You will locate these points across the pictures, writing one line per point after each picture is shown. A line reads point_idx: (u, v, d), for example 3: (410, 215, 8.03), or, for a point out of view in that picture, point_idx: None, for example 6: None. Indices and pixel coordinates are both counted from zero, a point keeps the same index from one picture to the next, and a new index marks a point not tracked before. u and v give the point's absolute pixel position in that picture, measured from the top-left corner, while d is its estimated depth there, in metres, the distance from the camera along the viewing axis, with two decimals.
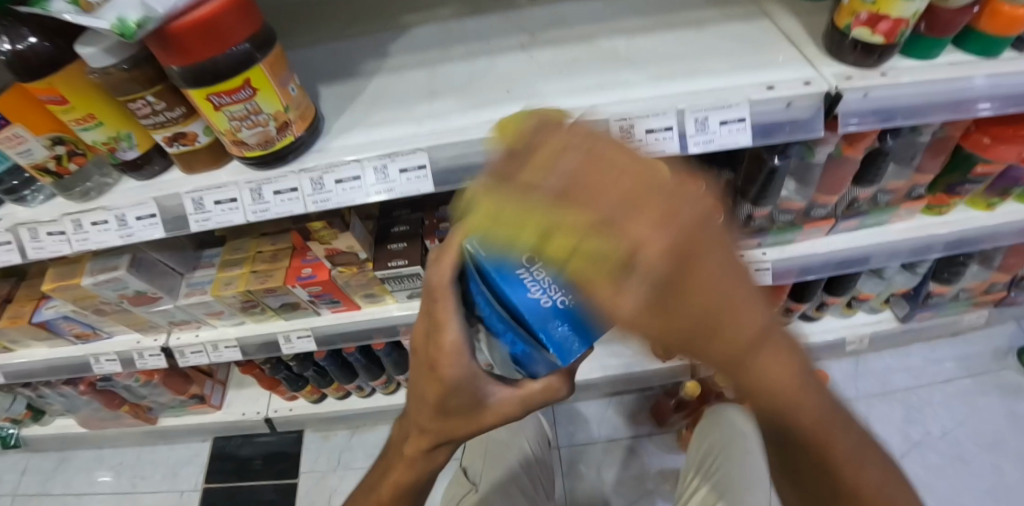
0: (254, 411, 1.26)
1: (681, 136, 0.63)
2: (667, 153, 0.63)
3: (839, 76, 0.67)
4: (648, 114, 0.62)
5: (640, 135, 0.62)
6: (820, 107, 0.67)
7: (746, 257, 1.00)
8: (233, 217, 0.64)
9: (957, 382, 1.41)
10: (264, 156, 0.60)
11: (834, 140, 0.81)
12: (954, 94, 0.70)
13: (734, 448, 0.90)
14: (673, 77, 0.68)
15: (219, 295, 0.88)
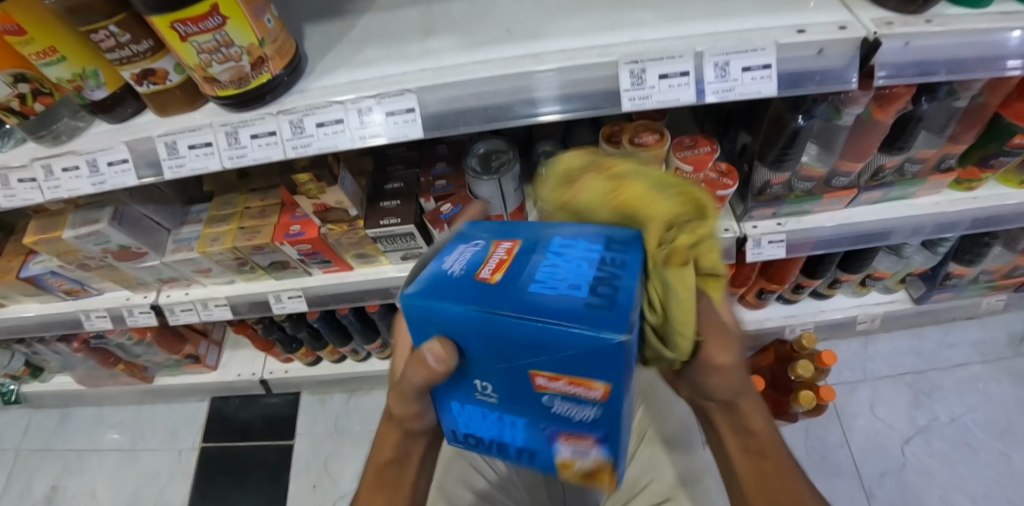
0: (250, 372, 1.24)
1: (697, 82, 0.56)
2: (681, 102, 0.56)
3: (879, 22, 0.57)
4: (661, 56, 0.56)
5: (652, 81, 0.55)
6: (854, 55, 0.58)
7: (760, 227, 0.94)
8: (209, 163, 0.59)
9: (971, 367, 1.36)
10: (239, 95, 0.55)
11: (866, 100, 0.71)
12: (982, 50, 0.58)
13: None
14: (693, 19, 0.61)
15: (206, 251, 0.85)
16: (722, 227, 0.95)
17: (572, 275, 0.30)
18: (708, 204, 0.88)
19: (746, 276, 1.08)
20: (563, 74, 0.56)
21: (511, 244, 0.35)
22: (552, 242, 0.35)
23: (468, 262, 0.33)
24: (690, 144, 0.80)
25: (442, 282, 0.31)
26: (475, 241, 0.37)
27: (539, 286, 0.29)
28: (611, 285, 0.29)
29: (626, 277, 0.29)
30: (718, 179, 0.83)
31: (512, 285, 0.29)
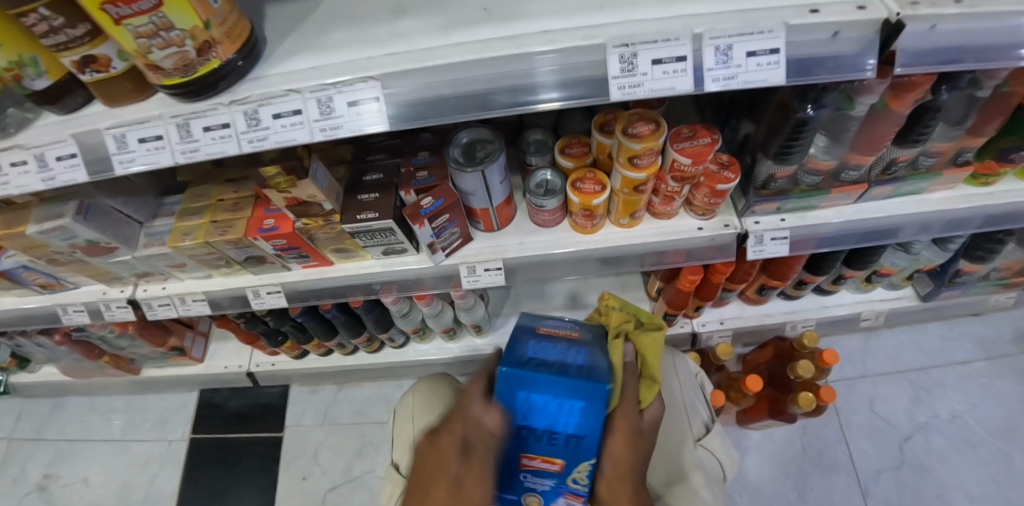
0: (236, 364, 1.22)
1: (696, 68, 0.50)
2: (677, 91, 0.50)
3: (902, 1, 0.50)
4: (655, 39, 0.49)
5: (644, 68, 0.49)
6: (873, 39, 0.51)
7: (762, 224, 0.89)
8: (160, 158, 0.55)
9: (973, 364, 1.32)
10: (186, 83, 0.50)
11: (881, 89, 0.64)
12: (998, 36, 0.51)
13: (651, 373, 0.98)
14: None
15: (178, 246, 0.81)
16: (721, 221, 0.89)
17: (557, 400, 0.59)
18: (708, 199, 0.83)
19: (746, 272, 1.03)
20: (546, 60, 0.50)
21: (562, 340, 0.70)
22: (581, 360, 0.64)
23: (548, 340, 0.68)
24: (690, 135, 0.75)
25: (525, 346, 0.66)
26: (557, 338, 0.70)
27: (543, 388, 0.59)
28: (566, 402, 0.59)
29: (577, 401, 0.59)
30: (718, 171, 0.79)
31: (541, 371, 0.60)
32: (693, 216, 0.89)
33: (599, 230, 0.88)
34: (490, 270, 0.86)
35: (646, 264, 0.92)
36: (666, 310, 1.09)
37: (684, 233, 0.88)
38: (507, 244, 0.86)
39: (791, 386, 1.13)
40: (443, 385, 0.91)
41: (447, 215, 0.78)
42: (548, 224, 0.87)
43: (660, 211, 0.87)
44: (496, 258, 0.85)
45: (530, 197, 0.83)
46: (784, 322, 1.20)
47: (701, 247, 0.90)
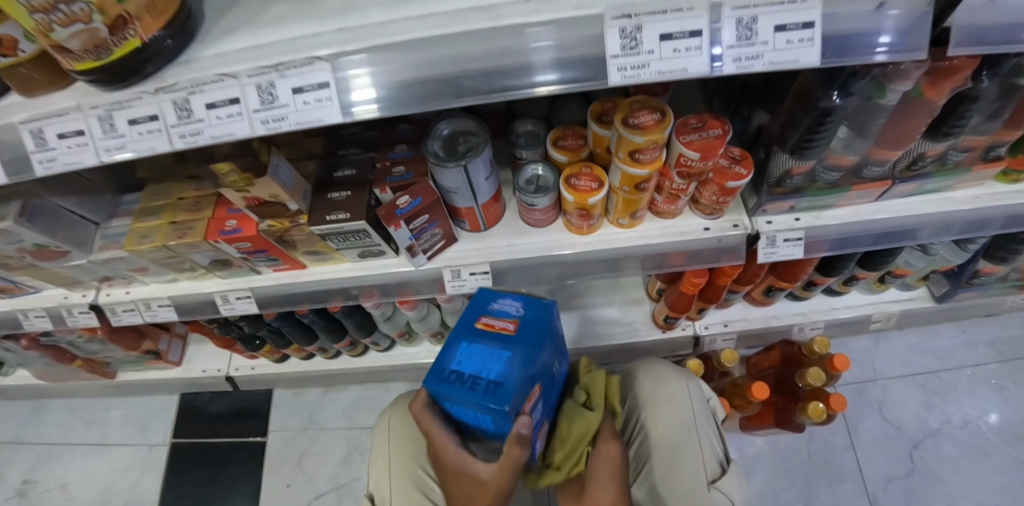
0: (215, 368, 1.16)
1: (711, 45, 0.42)
2: (690, 73, 0.42)
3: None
4: (664, 9, 0.41)
5: (650, 45, 0.41)
6: (925, 12, 0.42)
7: (775, 224, 0.81)
8: (84, 157, 0.47)
9: (985, 367, 1.24)
10: (103, 68, 0.42)
11: (919, 74, 0.54)
12: None
13: (656, 401, 0.83)
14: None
15: (134, 249, 0.74)
16: (731, 221, 0.81)
17: (471, 365, 0.55)
18: (716, 196, 0.75)
19: (754, 274, 0.95)
20: (540, 35, 0.42)
21: (494, 324, 0.61)
22: (498, 357, 0.55)
23: (496, 314, 0.63)
24: (698, 125, 0.67)
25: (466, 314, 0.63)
26: (502, 314, 0.62)
27: (454, 360, 0.57)
28: (468, 378, 0.54)
29: (477, 381, 0.53)
30: (728, 166, 0.71)
31: (456, 346, 0.58)
32: (699, 215, 0.81)
33: (596, 231, 0.80)
34: (476, 275, 0.79)
35: (647, 267, 0.85)
36: (668, 314, 1.02)
37: (690, 235, 0.80)
38: (494, 246, 0.79)
39: (799, 393, 1.05)
40: None
41: (427, 216, 0.70)
42: (541, 225, 0.79)
43: (663, 210, 0.79)
44: (482, 262, 0.78)
45: (520, 195, 0.75)
46: (792, 324, 1.12)
47: (707, 249, 0.82)
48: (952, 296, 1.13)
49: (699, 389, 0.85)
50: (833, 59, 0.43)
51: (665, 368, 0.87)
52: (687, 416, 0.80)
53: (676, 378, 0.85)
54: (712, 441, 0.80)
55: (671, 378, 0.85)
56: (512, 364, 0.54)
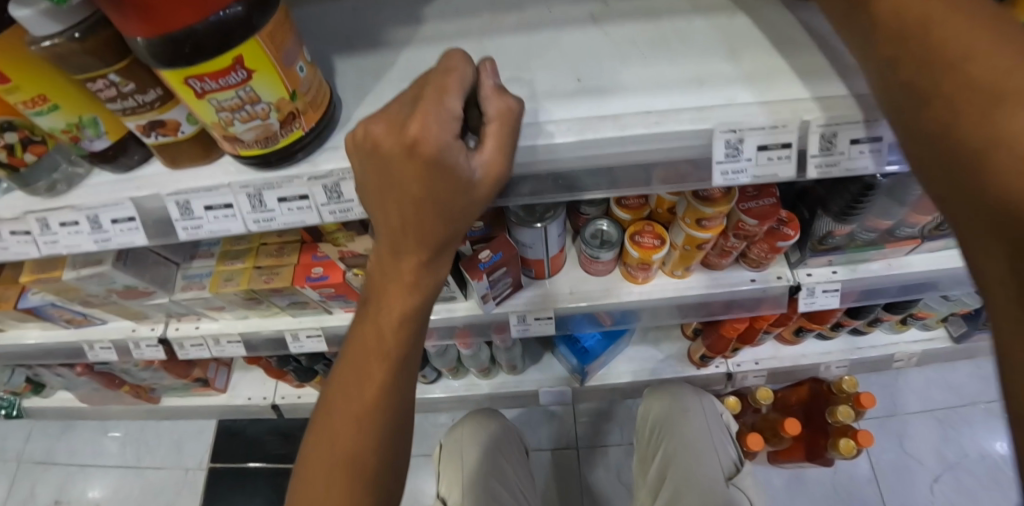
0: (261, 395, 1.19)
1: (799, 153, 0.48)
2: (780, 178, 0.48)
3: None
4: (764, 125, 0.46)
5: (749, 153, 0.47)
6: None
7: (814, 276, 0.87)
8: (230, 225, 0.53)
9: None
10: (263, 155, 0.47)
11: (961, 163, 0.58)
12: None
13: (676, 410, 0.98)
14: (796, 61, 0.51)
15: (218, 292, 0.76)
16: (774, 273, 0.88)
17: (594, 349, 1.02)
18: (764, 253, 0.81)
19: (787, 317, 1.02)
20: (640, 142, 0.47)
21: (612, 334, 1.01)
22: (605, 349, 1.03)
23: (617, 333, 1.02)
24: (754, 193, 0.72)
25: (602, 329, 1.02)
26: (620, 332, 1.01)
27: (588, 347, 1.01)
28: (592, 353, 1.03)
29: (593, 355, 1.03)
30: (777, 228, 0.77)
31: (592, 341, 1.01)
32: (746, 267, 0.87)
33: (651, 280, 0.86)
34: (540, 319, 0.85)
35: (694, 312, 0.91)
36: (705, 353, 1.09)
37: (738, 285, 0.86)
38: (558, 293, 0.84)
39: (827, 428, 1.14)
40: (482, 422, 1.03)
41: (504, 268, 0.75)
42: (600, 273, 0.84)
43: (714, 262, 0.85)
44: (548, 307, 0.83)
45: (585, 248, 0.81)
46: (819, 362, 1.19)
47: (754, 298, 0.88)
48: (968, 336, 1.20)
49: (711, 402, 1.01)
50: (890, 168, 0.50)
51: (680, 386, 1.04)
52: (699, 422, 0.96)
53: (690, 392, 1.02)
54: (725, 445, 0.94)
55: (685, 392, 1.02)
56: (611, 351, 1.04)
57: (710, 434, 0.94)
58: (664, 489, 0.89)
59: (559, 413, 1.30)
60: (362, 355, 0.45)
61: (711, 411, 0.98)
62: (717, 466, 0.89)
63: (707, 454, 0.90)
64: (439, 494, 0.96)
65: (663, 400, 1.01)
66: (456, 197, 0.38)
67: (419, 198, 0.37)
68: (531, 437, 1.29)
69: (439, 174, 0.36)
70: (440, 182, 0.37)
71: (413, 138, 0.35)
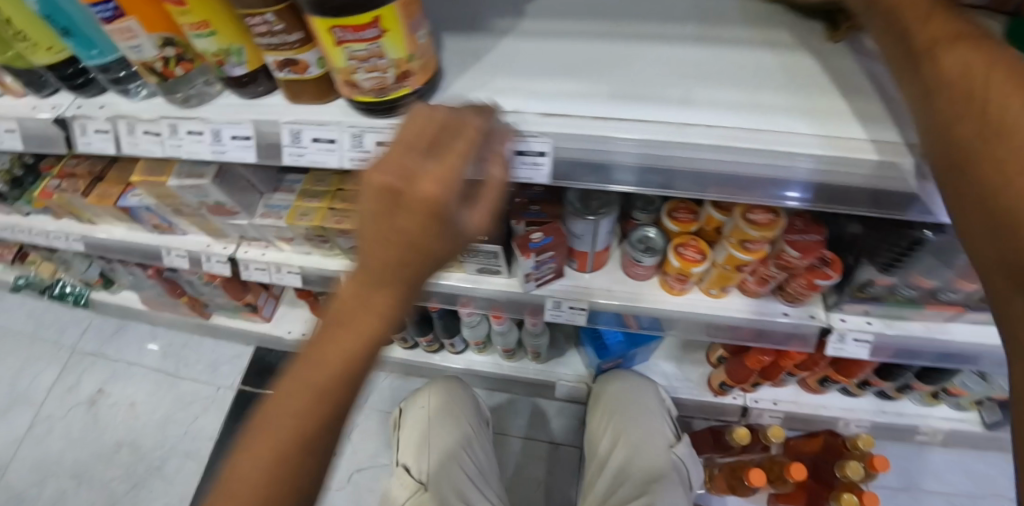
0: (300, 332, 1.29)
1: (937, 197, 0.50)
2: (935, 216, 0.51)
3: None
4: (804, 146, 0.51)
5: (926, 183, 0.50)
6: None
7: (848, 322, 0.88)
8: (327, 159, 0.58)
9: None
10: (374, 103, 0.53)
11: None
12: None
13: (626, 391, 1.01)
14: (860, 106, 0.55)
15: (293, 224, 0.84)
16: (807, 311, 0.89)
17: (613, 349, 1.05)
18: (802, 289, 0.83)
19: (815, 362, 1.03)
20: (703, 146, 0.52)
21: (634, 339, 1.04)
22: (625, 351, 1.06)
23: (640, 340, 1.04)
24: (802, 227, 0.75)
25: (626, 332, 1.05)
26: (643, 339, 1.04)
27: (606, 344, 1.05)
28: (610, 352, 1.06)
29: (612, 356, 1.07)
30: (818, 266, 0.79)
31: (613, 340, 1.05)
32: (780, 300, 0.90)
33: (686, 293, 0.89)
34: (573, 308, 0.89)
35: (719, 334, 0.94)
36: (724, 380, 1.13)
37: (771, 315, 0.88)
38: (595, 287, 0.89)
39: (833, 482, 1.11)
40: (450, 391, 1.08)
41: (551, 252, 0.80)
42: (638, 279, 0.88)
43: (750, 289, 0.88)
44: (584, 299, 0.88)
45: (630, 251, 0.85)
46: (838, 417, 1.20)
47: (781, 332, 0.90)
48: (1004, 426, 1.17)
49: (655, 388, 1.04)
50: (917, 215, 0.53)
51: (626, 369, 1.06)
52: (647, 399, 0.99)
53: (639, 377, 1.04)
54: (667, 422, 0.98)
55: (632, 375, 1.04)
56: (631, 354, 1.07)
57: (654, 411, 0.97)
58: (614, 458, 0.93)
59: (568, 413, 1.32)
60: (268, 429, 0.35)
61: (652, 389, 1.02)
62: (660, 436, 0.93)
63: (655, 430, 0.94)
64: (401, 462, 0.99)
65: (616, 379, 1.03)
66: (438, 241, 0.34)
67: (387, 244, 0.33)
68: (535, 429, 1.31)
69: (410, 210, 0.33)
70: (416, 222, 0.33)
71: (426, 198, 0.33)
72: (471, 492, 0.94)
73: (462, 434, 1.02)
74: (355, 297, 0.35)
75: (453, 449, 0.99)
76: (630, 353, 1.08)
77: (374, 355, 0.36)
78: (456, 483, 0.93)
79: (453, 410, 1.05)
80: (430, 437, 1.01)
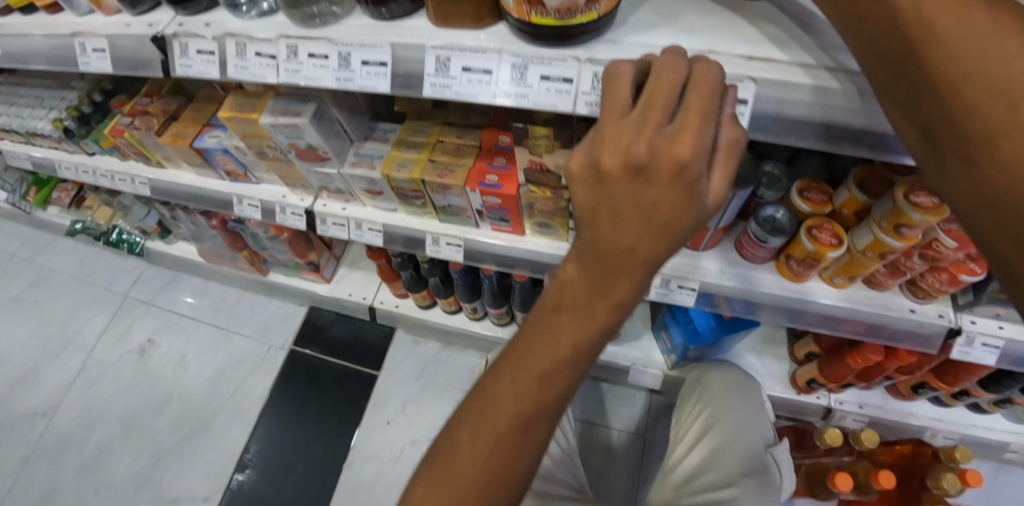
0: (361, 296, 1.24)
1: None
2: None
3: None
4: None
5: None
6: None
7: (980, 325, 0.79)
8: (480, 93, 0.50)
9: None
10: (552, 27, 0.45)
11: None
12: None
13: (728, 383, 0.98)
14: None
15: (391, 176, 0.78)
16: (936, 310, 0.81)
17: (705, 333, 0.97)
18: (941, 285, 0.75)
19: (918, 366, 0.97)
20: None
21: (730, 323, 0.96)
22: (719, 336, 0.98)
23: (738, 324, 0.96)
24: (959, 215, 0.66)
25: (720, 316, 0.97)
26: (741, 323, 0.96)
27: (698, 328, 0.98)
28: (702, 336, 0.98)
29: (704, 341, 0.99)
30: (966, 260, 0.71)
31: (706, 323, 0.97)
32: (907, 296, 0.82)
33: (807, 281, 0.82)
34: (683, 289, 0.83)
35: (835, 329, 0.85)
36: (813, 377, 1.06)
37: (895, 311, 0.81)
38: (707, 267, 0.83)
39: (920, 495, 1.05)
40: None
41: None
42: (756, 261, 0.82)
43: (879, 281, 0.81)
44: (698, 278, 0.82)
45: (754, 229, 0.78)
46: (927, 427, 1.13)
47: (904, 331, 0.82)
48: None
49: (760, 389, 1.00)
50: None
51: (733, 367, 1.03)
52: (750, 399, 0.95)
53: (743, 375, 1.01)
54: (766, 426, 0.93)
55: (737, 372, 1.01)
56: (724, 340, 1.00)
57: (755, 411, 0.93)
58: (704, 444, 0.90)
59: (634, 400, 1.26)
60: (514, 378, 0.41)
61: (755, 390, 0.97)
62: (758, 436, 0.89)
63: (751, 427, 0.90)
64: None
65: (718, 371, 1.01)
66: (684, 212, 0.33)
67: (629, 220, 0.34)
68: (597, 414, 1.25)
69: (661, 184, 0.32)
70: (668, 197, 0.33)
71: (675, 157, 0.32)
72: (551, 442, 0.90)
73: None
74: (589, 275, 0.37)
75: None
76: (724, 339, 1.00)
77: (604, 331, 0.39)
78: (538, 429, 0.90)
79: None
80: None
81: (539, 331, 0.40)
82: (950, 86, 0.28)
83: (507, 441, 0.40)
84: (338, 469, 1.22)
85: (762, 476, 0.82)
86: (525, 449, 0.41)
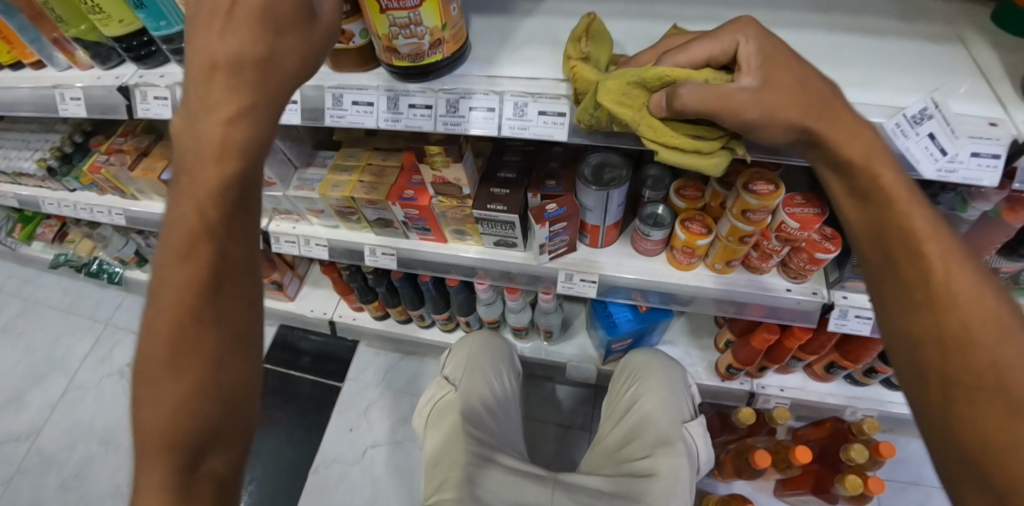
0: (322, 310, 1.36)
1: (936, 151, 0.57)
2: (920, 165, 0.57)
3: None
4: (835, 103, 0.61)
5: (920, 132, 0.57)
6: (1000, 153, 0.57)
7: (850, 299, 0.90)
8: (365, 120, 0.65)
9: None
10: (409, 68, 0.60)
11: (997, 199, 0.67)
12: None
13: (658, 361, 1.07)
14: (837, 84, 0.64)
15: (325, 194, 0.90)
16: (810, 288, 0.92)
17: (625, 325, 1.08)
18: (804, 264, 0.86)
19: (820, 345, 1.07)
20: None
21: (644, 314, 1.08)
22: (638, 327, 1.09)
23: (651, 314, 1.08)
24: (801, 202, 0.78)
25: (635, 308, 1.09)
26: (654, 313, 1.08)
27: (618, 321, 1.09)
28: (623, 329, 1.09)
29: (626, 333, 1.10)
30: (819, 241, 0.82)
31: (624, 316, 1.09)
32: (784, 277, 0.93)
33: (693, 268, 0.94)
34: (584, 281, 0.94)
35: (722, 309, 0.97)
36: (731, 363, 1.15)
37: (772, 291, 0.92)
38: (605, 262, 0.94)
39: (839, 467, 1.13)
40: (497, 337, 1.17)
41: (565, 223, 0.85)
42: (647, 253, 0.94)
43: (754, 265, 0.92)
44: (595, 271, 0.93)
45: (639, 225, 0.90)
46: (845, 406, 1.21)
47: (784, 307, 0.93)
48: None
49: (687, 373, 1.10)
50: (937, 174, 0.58)
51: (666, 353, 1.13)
52: (677, 377, 1.05)
53: (673, 359, 1.11)
54: (688, 403, 1.03)
55: (667, 356, 1.11)
56: (644, 330, 1.11)
57: (680, 388, 1.03)
58: (630, 416, 1.00)
59: (578, 397, 1.35)
60: (169, 281, 0.39)
61: (680, 371, 1.06)
62: (678, 410, 0.98)
63: (674, 402, 0.99)
64: (443, 372, 1.09)
65: (649, 352, 1.10)
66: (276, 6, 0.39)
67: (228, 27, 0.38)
68: (545, 411, 1.34)
69: None
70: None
71: None
72: (490, 402, 1.02)
73: (497, 369, 1.10)
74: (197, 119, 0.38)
75: (486, 375, 1.06)
76: (644, 329, 1.11)
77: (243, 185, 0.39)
78: (481, 397, 1.02)
79: (494, 346, 1.13)
80: (468, 361, 1.09)
81: (166, 236, 0.39)
82: (921, 239, 0.43)
83: (185, 359, 0.39)
84: (303, 474, 1.30)
85: (676, 444, 0.91)
86: (228, 359, 0.40)
